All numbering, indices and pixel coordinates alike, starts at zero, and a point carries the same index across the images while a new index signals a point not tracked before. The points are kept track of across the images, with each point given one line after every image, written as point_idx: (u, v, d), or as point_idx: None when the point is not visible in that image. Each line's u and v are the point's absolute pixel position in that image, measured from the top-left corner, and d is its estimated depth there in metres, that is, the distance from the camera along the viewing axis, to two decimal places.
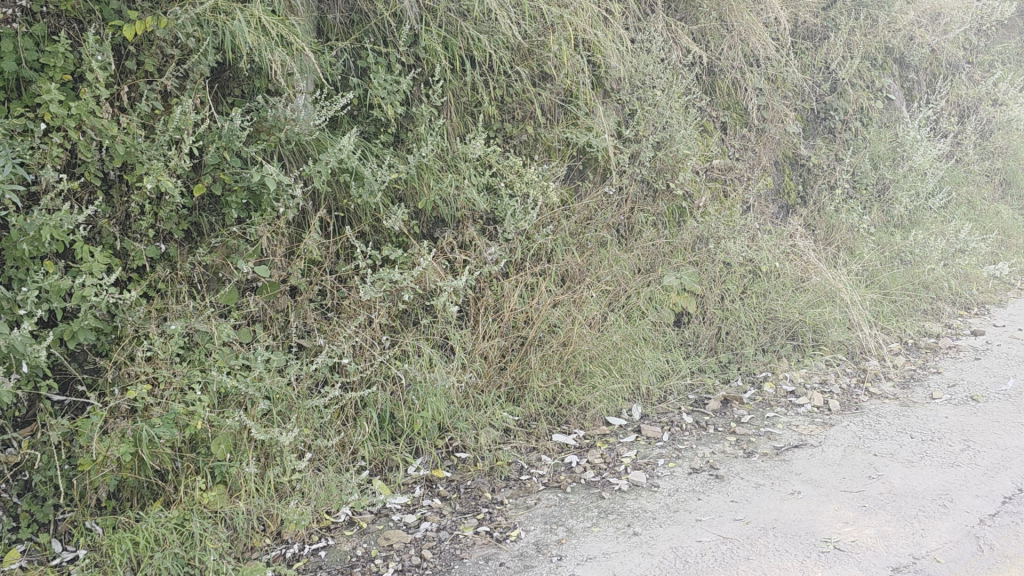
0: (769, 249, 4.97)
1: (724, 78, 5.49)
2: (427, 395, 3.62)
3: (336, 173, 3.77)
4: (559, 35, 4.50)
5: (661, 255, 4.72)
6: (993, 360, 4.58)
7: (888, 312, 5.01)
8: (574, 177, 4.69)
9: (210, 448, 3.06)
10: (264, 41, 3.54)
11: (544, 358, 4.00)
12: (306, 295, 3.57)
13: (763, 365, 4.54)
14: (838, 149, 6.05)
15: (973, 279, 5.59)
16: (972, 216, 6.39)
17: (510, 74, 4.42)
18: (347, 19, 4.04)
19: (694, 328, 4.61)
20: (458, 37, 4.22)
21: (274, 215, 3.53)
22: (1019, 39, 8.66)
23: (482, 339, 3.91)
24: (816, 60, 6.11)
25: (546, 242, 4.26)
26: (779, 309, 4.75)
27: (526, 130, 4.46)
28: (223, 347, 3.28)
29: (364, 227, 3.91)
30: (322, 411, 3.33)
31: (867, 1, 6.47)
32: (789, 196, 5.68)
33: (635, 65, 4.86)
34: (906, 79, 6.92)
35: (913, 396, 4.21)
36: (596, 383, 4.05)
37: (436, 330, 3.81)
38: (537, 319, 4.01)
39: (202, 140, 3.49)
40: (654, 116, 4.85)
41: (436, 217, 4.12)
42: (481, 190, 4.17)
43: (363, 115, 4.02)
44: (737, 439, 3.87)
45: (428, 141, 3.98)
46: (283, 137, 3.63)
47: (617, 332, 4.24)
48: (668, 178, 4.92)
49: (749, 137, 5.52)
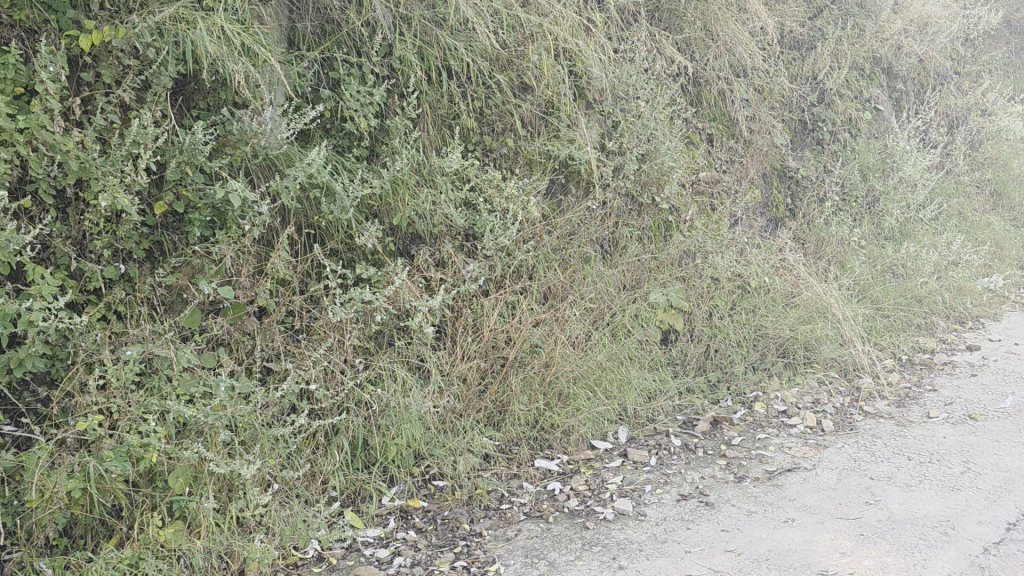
0: (759, 264, 4.81)
1: (710, 89, 5.37)
2: (401, 422, 3.45)
3: (306, 188, 3.61)
4: (539, 45, 4.35)
5: (647, 270, 4.56)
6: (990, 376, 4.43)
7: (881, 327, 4.86)
8: (556, 191, 4.54)
9: (168, 482, 2.88)
10: (227, 51, 3.38)
11: (526, 380, 3.83)
12: (274, 317, 3.40)
13: (753, 384, 4.38)
14: (827, 160, 5.92)
15: (967, 292, 5.45)
16: (964, 227, 6.27)
17: (489, 86, 4.28)
18: (319, 29, 3.89)
19: (682, 346, 4.44)
20: (434, 46, 4.07)
21: (239, 232, 3.37)
22: (1005, 50, 8.58)
23: (461, 361, 3.73)
24: (803, 70, 5.99)
25: (527, 259, 4.08)
26: (769, 326, 4.59)
27: (507, 143, 4.31)
28: (183, 373, 3.11)
29: (337, 245, 3.75)
30: (289, 440, 3.16)
31: (853, 10, 6.38)
32: (778, 209, 5.54)
33: (618, 75, 4.72)
34: (894, 90, 6.81)
35: (909, 415, 4.06)
36: (581, 405, 3.88)
37: (412, 352, 3.64)
38: (519, 338, 3.84)
39: (163, 154, 3.32)
40: (638, 127, 4.70)
41: (412, 233, 3.96)
42: (459, 206, 4.02)
43: (336, 128, 3.86)
44: (728, 463, 3.70)
45: (403, 155, 3.82)
46: (249, 151, 3.47)
47: (602, 352, 4.08)
48: (654, 192, 4.76)
49: (736, 149, 5.38)
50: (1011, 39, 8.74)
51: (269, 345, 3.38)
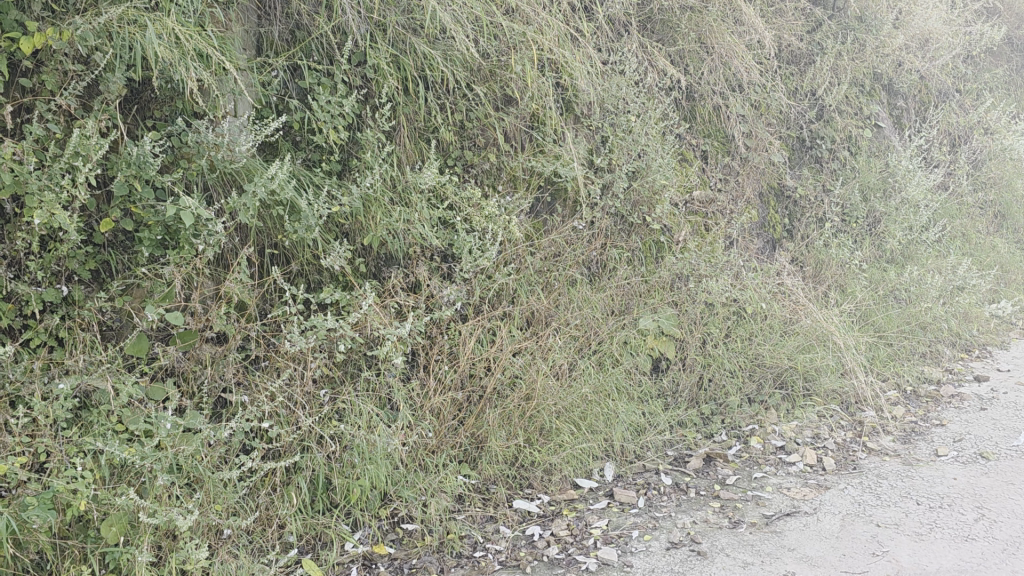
0: (755, 288, 4.54)
1: (704, 105, 5.12)
2: (366, 460, 3.17)
3: (268, 205, 3.35)
4: (523, 55, 4.09)
5: (636, 295, 4.28)
6: (1001, 411, 4.16)
7: (884, 356, 4.60)
8: (540, 211, 4.29)
9: (100, 531, 2.61)
10: (180, 56, 3.11)
11: (505, 414, 3.55)
12: (230, 344, 3.12)
13: (750, 417, 4.11)
14: (826, 179, 5.67)
15: (974, 318, 5.19)
16: (968, 250, 6.02)
17: (470, 98, 4.02)
18: (288, 35, 3.65)
19: (673, 375, 4.17)
20: (410, 55, 3.82)
21: (192, 252, 3.08)
22: (1006, 67, 8.35)
23: (435, 393, 3.45)
24: (801, 85, 5.74)
25: (508, 282, 3.81)
26: (766, 355, 4.32)
27: (489, 158, 4.06)
28: (125, 407, 2.83)
29: (303, 266, 3.48)
30: (237, 485, 2.87)
31: (853, 24, 6.15)
32: (775, 229, 5.28)
33: (607, 87, 4.44)
34: (894, 107, 6.58)
35: (916, 453, 3.79)
36: (565, 442, 3.60)
37: (382, 383, 3.35)
38: (497, 368, 3.56)
39: (110, 167, 3.05)
40: (628, 143, 4.44)
41: (385, 254, 3.70)
42: (435, 225, 3.75)
43: (304, 140, 3.61)
44: (722, 505, 3.42)
45: (374, 170, 3.56)
46: (205, 165, 3.21)
47: (588, 384, 3.79)
48: (644, 211, 4.50)
49: (731, 166, 5.13)
50: (1012, 57, 8.53)
51: (223, 376, 3.10)
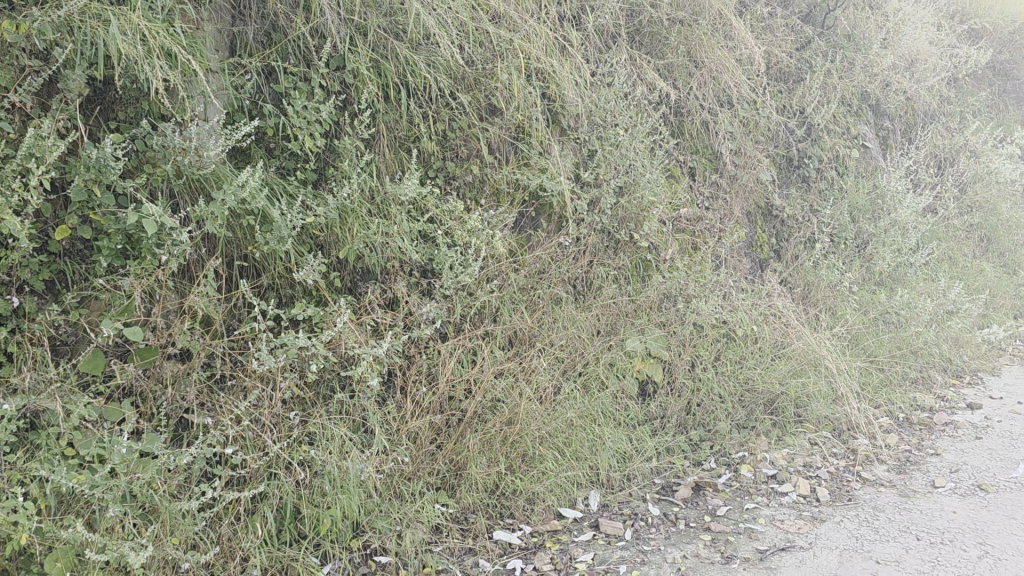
0: (746, 310, 4.34)
1: (692, 120, 4.97)
2: (338, 489, 2.96)
3: (238, 214, 3.15)
4: (509, 63, 3.93)
5: (623, 314, 4.11)
6: (996, 440, 4.03)
7: (875, 382, 4.47)
8: (524, 226, 4.12)
9: (43, 567, 2.40)
10: (145, 53, 2.92)
11: (486, 439, 3.36)
12: (194, 362, 2.90)
13: (739, 444, 3.95)
14: (814, 200, 5.56)
15: (964, 343, 5.08)
16: (956, 273, 5.92)
17: (453, 107, 3.86)
18: (264, 37, 3.48)
19: (660, 400, 3.99)
20: (392, 61, 3.65)
21: (155, 263, 2.87)
22: (989, 91, 8.32)
23: (413, 416, 3.26)
24: (790, 103, 5.63)
25: (491, 300, 3.62)
26: (757, 379, 4.15)
27: (472, 170, 3.89)
28: (76, 430, 2.62)
29: (274, 279, 3.28)
30: (197, 516, 2.66)
31: (842, 43, 6.07)
32: (763, 249, 5.14)
33: (595, 99, 4.31)
34: (881, 128, 6.51)
35: (912, 485, 3.64)
36: (548, 470, 3.41)
37: (357, 405, 3.14)
38: (478, 391, 3.37)
39: (68, 170, 2.84)
40: (616, 157, 4.28)
41: (361, 269, 3.51)
42: (415, 239, 3.57)
43: (279, 148, 3.44)
44: (713, 538, 3.25)
45: (352, 179, 3.39)
46: (171, 170, 3.01)
47: (573, 408, 3.60)
48: (632, 228, 4.34)
49: (720, 184, 4.99)
50: (995, 81, 8.51)
51: (185, 397, 2.88)
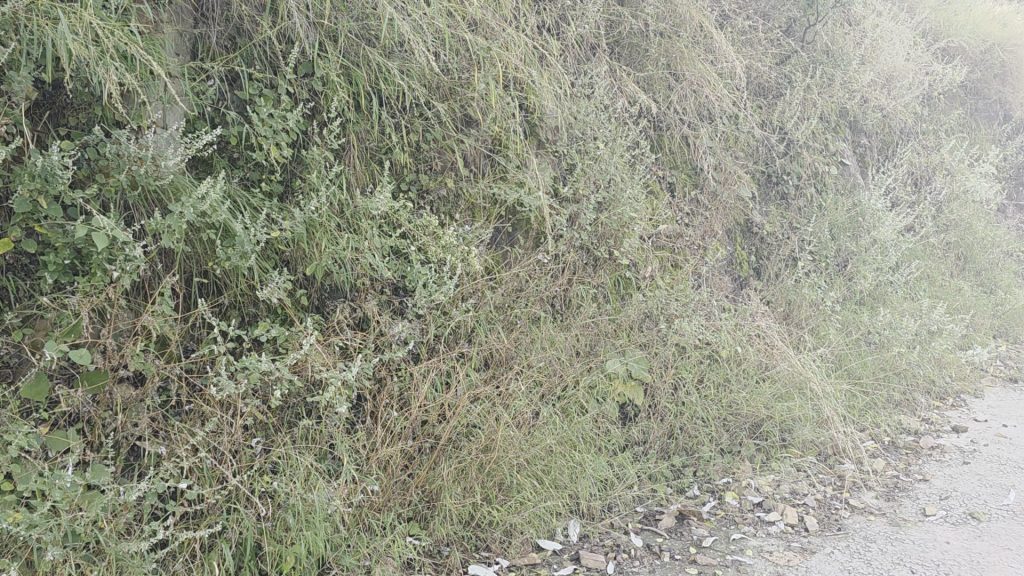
0: (729, 330, 4.21)
1: (671, 135, 4.85)
2: (302, 523, 2.75)
3: (198, 227, 2.95)
4: (486, 73, 3.76)
5: (603, 335, 3.94)
6: (985, 466, 3.93)
7: (860, 405, 4.36)
8: (500, 242, 3.97)
9: None
10: (98, 54, 2.72)
11: (461, 468, 3.17)
12: (148, 387, 2.68)
13: (722, 470, 3.81)
14: (793, 217, 5.46)
15: (947, 364, 5.00)
16: (935, 293, 5.86)
17: (427, 117, 3.69)
18: (228, 41, 3.30)
19: (642, 425, 3.82)
20: (363, 67, 3.47)
21: (105, 279, 2.66)
22: (962, 109, 8.34)
23: (383, 443, 3.06)
24: (769, 118, 5.54)
25: (467, 319, 3.45)
26: (742, 403, 4.01)
27: (446, 184, 3.72)
28: (14, 463, 2.39)
29: (236, 297, 3.08)
30: (147, 557, 2.44)
31: (821, 59, 6.01)
32: (742, 267, 5.02)
33: (575, 111, 4.16)
34: (858, 145, 6.47)
35: (902, 513, 3.52)
36: (526, 500, 3.23)
37: (324, 433, 2.94)
38: (453, 416, 3.18)
39: (12, 179, 2.62)
40: (595, 171, 4.13)
41: (329, 286, 3.31)
42: (386, 255, 3.39)
43: (242, 158, 3.25)
44: (700, 571, 3.09)
45: (320, 192, 3.21)
46: (125, 180, 2.80)
47: (552, 434, 3.43)
48: (612, 245, 4.19)
49: (700, 201, 4.86)
50: (967, 100, 8.54)
51: (137, 425, 2.64)
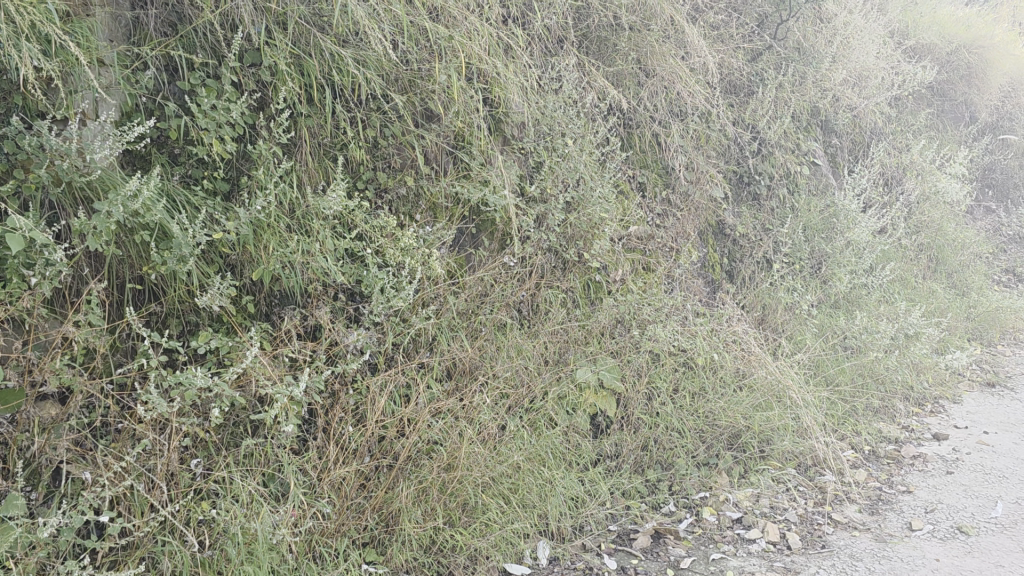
0: (705, 337, 4.01)
1: (641, 133, 4.65)
2: (245, 555, 2.49)
3: (130, 228, 2.69)
4: (448, 64, 3.51)
5: (573, 342, 3.72)
6: (969, 475, 3.78)
7: (840, 413, 4.20)
8: (463, 244, 3.74)
9: None
10: (13, 35, 2.44)
11: (421, 489, 2.93)
12: (71, 404, 2.38)
13: (699, 484, 3.62)
14: (765, 218, 5.30)
15: (925, 369, 4.86)
16: (910, 296, 5.74)
17: (385, 111, 3.45)
18: (167, 27, 3.04)
19: (615, 438, 3.61)
20: (315, 56, 3.22)
21: (22, 286, 2.37)
22: (930, 110, 8.28)
23: (336, 464, 2.81)
24: (741, 116, 5.37)
25: (427, 327, 3.21)
26: (719, 413, 3.81)
27: (405, 182, 3.49)
28: None
29: (174, 305, 2.81)
30: None
31: (793, 56, 5.89)
32: (715, 270, 4.84)
33: (541, 106, 3.95)
34: (829, 145, 6.36)
35: (888, 528, 3.36)
36: (492, 522, 2.99)
37: (270, 454, 2.68)
38: (412, 432, 2.94)
39: None
40: (564, 170, 3.90)
41: (278, 293, 3.06)
42: (340, 258, 3.15)
43: (182, 153, 3.00)
44: None
45: (267, 190, 2.96)
46: (47, 176, 2.53)
47: (519, 450, 3.20)
48: (582, 247, 3.96)
49: (672, 201, 4.67)
50: (934, 101, 8.47)
51: (58, 448, 2.35)
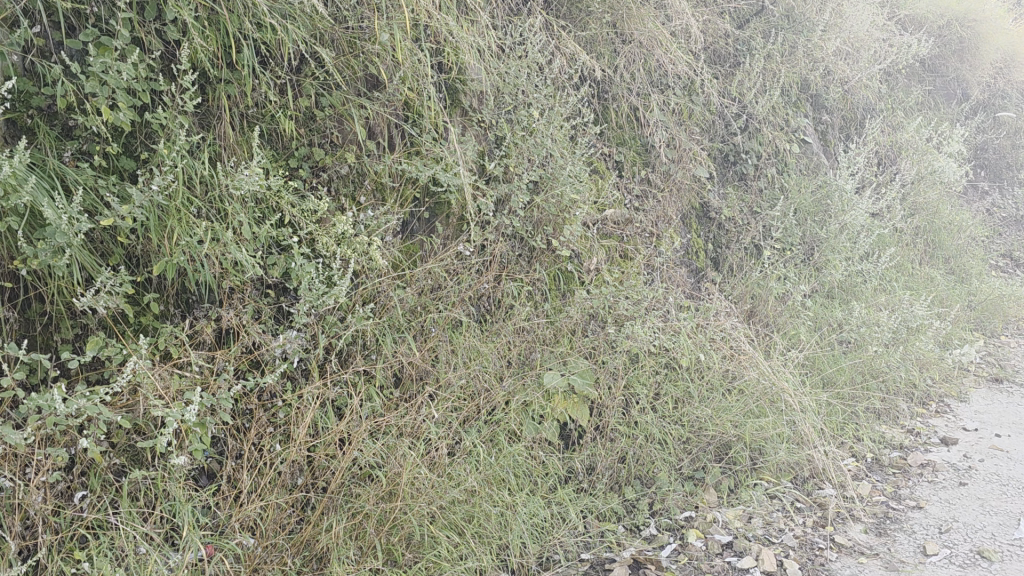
0: (690, 334, 3.56)
1: (618, 106, 4.19)
2: None
3: None
4: (391, 21, 3.02)
5: (540, 342, 3.27)
6: (985, 488, 3.38)
7: (839, 416, 3.79)
8: (415, 230, 3.28)
9: None
10: None
11: (355, 522, 2.49)
12: None
13: (684, 502, 3.20)
14: (752, 200, 4.88)
15: (930, 364, 4.45)
16: (907, 284, 5.34)
17: (320, 76, 2.96)
18: None
19: (588, 451, 3.17)
20: (230, 7, 2.70)
21: None
22: (921, 87, 7.90)
23: (251, 496, 2.35)
24: (727, 89, 4.92)
25: (367, 328, 2.74)
26: (707, 421, 3.38)
27: (345, 160, 3.01)
28: None
29: (56, 306, 2.32)
30: None
31: (782, 24, 5.45)
32: (699, 258, 4.40)
33: (504, 72, 3.46)
34: (820, 122, 5.93)
35: (899, 553, 2.94)
36: (440, 560, 2.53)
37: (168, 487, 2.22)
38: (345, 455, 2.48)
39: None
40: (529, 146, 3.42)
41: (191, 291, 2.59)
42: (262, 248, 2.67)
43: (72, 124, 2.50)
44: None
45: (169, 165, 2.46)
46: None
47: (474, 471, 2.75)
48: (550, 233, 3.50)
49: (652, 181, 4.21)
50: (925, 77, 8.07)
51: None
